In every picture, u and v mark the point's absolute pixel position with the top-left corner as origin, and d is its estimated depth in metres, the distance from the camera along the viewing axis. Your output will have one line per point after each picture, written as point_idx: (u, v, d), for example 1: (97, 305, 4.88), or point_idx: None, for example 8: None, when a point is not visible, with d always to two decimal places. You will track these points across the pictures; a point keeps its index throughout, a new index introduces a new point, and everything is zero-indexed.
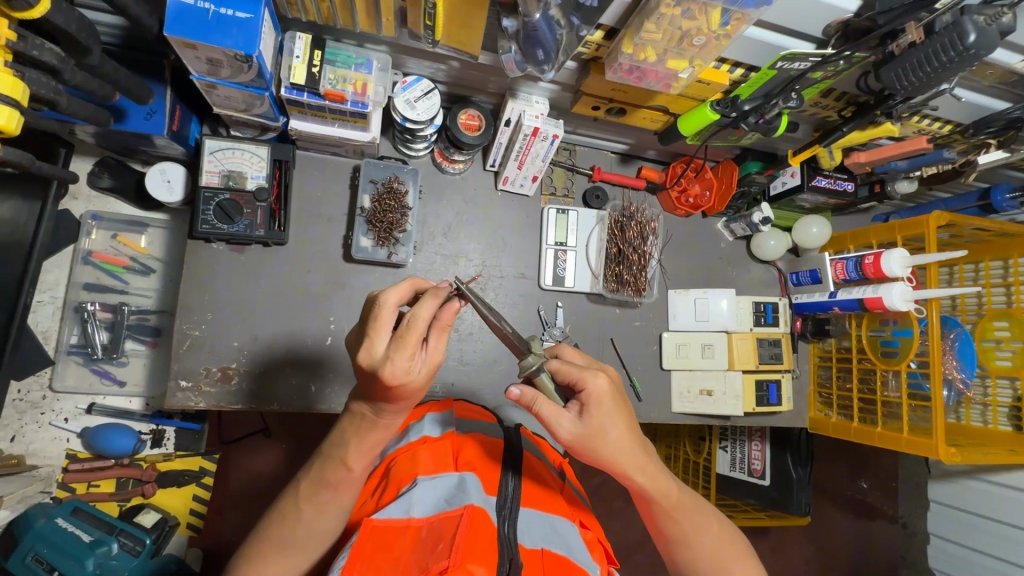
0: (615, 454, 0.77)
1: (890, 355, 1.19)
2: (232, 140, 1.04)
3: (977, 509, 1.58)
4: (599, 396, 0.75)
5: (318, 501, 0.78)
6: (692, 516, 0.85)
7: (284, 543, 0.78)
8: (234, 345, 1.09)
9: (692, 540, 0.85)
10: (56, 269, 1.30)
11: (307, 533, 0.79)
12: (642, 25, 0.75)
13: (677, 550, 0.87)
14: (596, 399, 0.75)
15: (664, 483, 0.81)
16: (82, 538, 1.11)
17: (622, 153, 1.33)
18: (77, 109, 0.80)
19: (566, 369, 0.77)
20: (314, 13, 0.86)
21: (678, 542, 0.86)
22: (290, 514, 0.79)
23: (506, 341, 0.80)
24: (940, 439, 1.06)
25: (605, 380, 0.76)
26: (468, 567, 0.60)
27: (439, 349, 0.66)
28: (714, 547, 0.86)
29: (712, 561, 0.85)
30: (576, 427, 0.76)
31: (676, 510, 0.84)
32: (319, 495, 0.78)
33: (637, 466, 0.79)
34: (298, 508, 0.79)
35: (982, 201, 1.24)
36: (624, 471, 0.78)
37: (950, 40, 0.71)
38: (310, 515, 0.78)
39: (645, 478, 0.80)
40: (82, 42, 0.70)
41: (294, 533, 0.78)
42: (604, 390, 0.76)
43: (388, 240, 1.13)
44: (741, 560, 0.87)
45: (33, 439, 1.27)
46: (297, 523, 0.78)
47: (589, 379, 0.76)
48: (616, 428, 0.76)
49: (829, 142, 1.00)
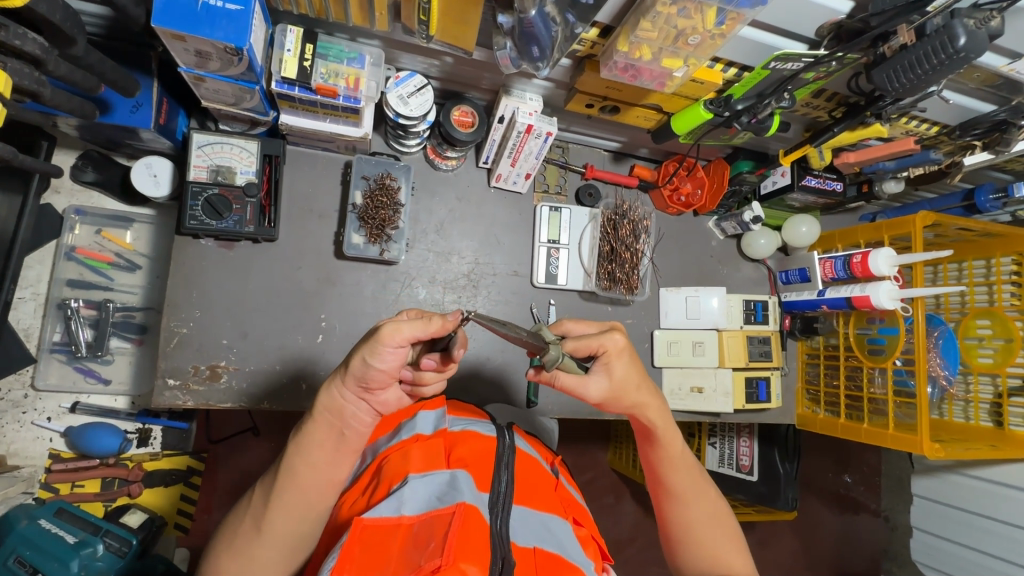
0: (634, 399, 0.82)
1: (876, 352, 1.20)
2: (220, 135, 1.02)
3: (955, 502, 1.62)
4: (621, 350, 0.80)
5: (284, 521, 0.76)
6: (692, 474, 0.88)
7: (230, 536, 0.78)
8: (223, 342, 1.07)
9: (689, 501, 0.88)
10: (38, 265, 1.27)
11: (250, 529, 0.77)
12: (637, 23, 0.75)
13: (670, 504, 0.89)
14: (617, 355, 0.79)
15: (672, 431, 0.86)
16: (67, 540, 1.09)
17: (615, 151, 1.33)
18: (61, 101, 0.78)
19: (583, 343, 0.78)
20: (305, 6, 0.85)
21: (676, 500, 0.88)
22: (244, 506, 0.80)
23: (518, 342, 0.77)
24: (924, 435, 1.08)
25: (625, 337, 0.80)
26: (461, 566, 0.60)
27: (395, 328, 0.67)
28: (708, 518, 0.88)
29: (700, 526, 0.88)
30: (603, 381, 0.79)
31: (678, 463, 0.88)
32: (265, 487, 0.78)
33: (653, 409, 0.84)
34: (249, 501, 0.79)
35: (967, 201, 1.26)
36: (640, 413, 0.84)
37: (941, 43, 0.72)
38: (254, 509, 0.77)
39: (659, 421, 0.85)
40: (66, 32, 0.68)
41: (241, 528, 0.78)
42: (624, 346, 0.80)
43: (380, 237, 1.12)
44: (729, 540, 0.88)
45: (13, 440, 1.24)
46: (244, 517, 0.79)
47: (608, 342, 0.78)
48: (636, 379, 0.81)
49: (821, 142, 1.00)
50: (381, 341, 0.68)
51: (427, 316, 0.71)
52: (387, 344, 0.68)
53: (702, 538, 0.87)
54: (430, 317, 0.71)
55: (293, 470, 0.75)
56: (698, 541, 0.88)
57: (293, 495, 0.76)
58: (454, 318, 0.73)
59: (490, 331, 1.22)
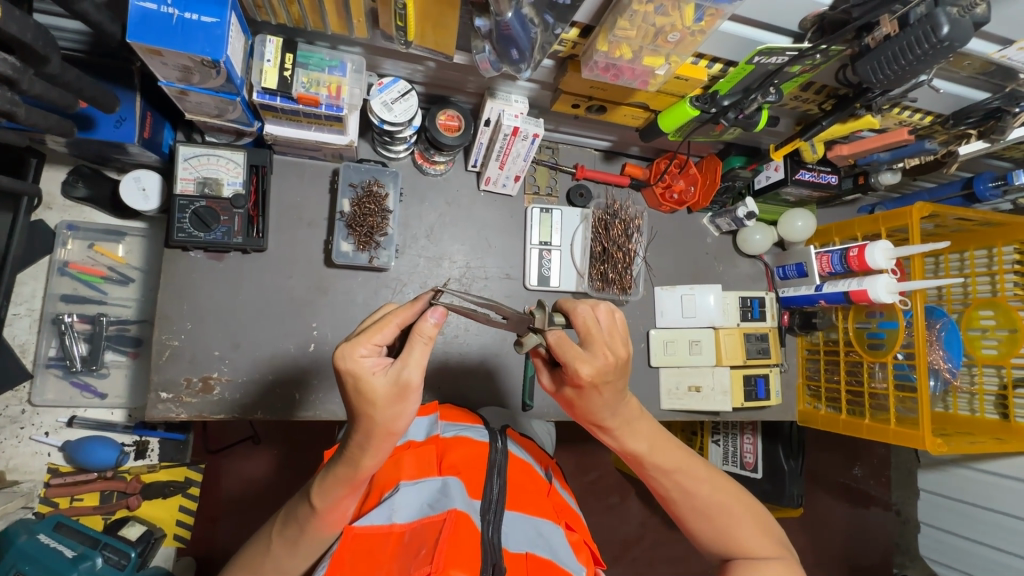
0: (592, 407, 0.79)
1: (876, 347, 1.19)
2: (207, 146, 1.02)
3: (965, 497, 1.59)
4: (579, 378, 0.74)
5: (295, 545, 0.78)
6: (681, 464, 0.85)
7: (254, 569, 0.80)
8: (215, 354, 1.07)
9: (687, 489, 0.85)
10: (32, 281, 1.28)
11: (274, 566, 0.80)
12: (615, 22, 0.74)
13: (674, 499, 0.86)
14: (576, 379, 0.75)
15: (637, 429, 0.83)
16: (66, 554, 1.09)
17: (606, 150, 1.32)
18: (39, 120, 0.78)
19: (558, 346, 0.75)
20: (283, 16, 0.85)
21: (675, 497, 0.86)
22: (263, 542, 0.81)
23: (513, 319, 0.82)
24: (927, 430, 1.07)
25: (592, 366, 0.73)
26: (451, 572, 0.59)
27: (415, 368, 0.67)
28: (713, 501, 0.85)
29: (709, 512, 0.84)
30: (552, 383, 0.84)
31: (660, 456, 0.84)
32: (288, 529, 0.78)
33: (607, 413, 0.80)
34: (269, 539, 0.80)
35: (966, 190, 1.24)
36: (595, 417, 0.81)
37: (924, 33, 0.71)
38: (277, 550, 0.79)
39: (618, 423, 0.82)
40: (39, 51, 0.68)
41: (262, 564, 0.80)
42: (587, 378, 0.74)
43: (369, 244, 1.12)
44: (745, 518, 0.84)
45: (12, 455, 1.25)
46: (266, 555, 0.80)
47: (570, 365, 0.74)
48: (597, 395, 0.77)
49: (810, 135, 0.99)
50: (412, 391, 0.67)
51: (412, 335, 0.67)
52: (417, 389, 0.67)
53: (717, 523, 0.84)
54: (419, 335, 0.67)
55: (318, 514, 0.75)
56: (710, 525, 0.85)
57: (320, 522, 0.76)
58: (436, 321, 0.68)
59: (483, 335, 1.21)
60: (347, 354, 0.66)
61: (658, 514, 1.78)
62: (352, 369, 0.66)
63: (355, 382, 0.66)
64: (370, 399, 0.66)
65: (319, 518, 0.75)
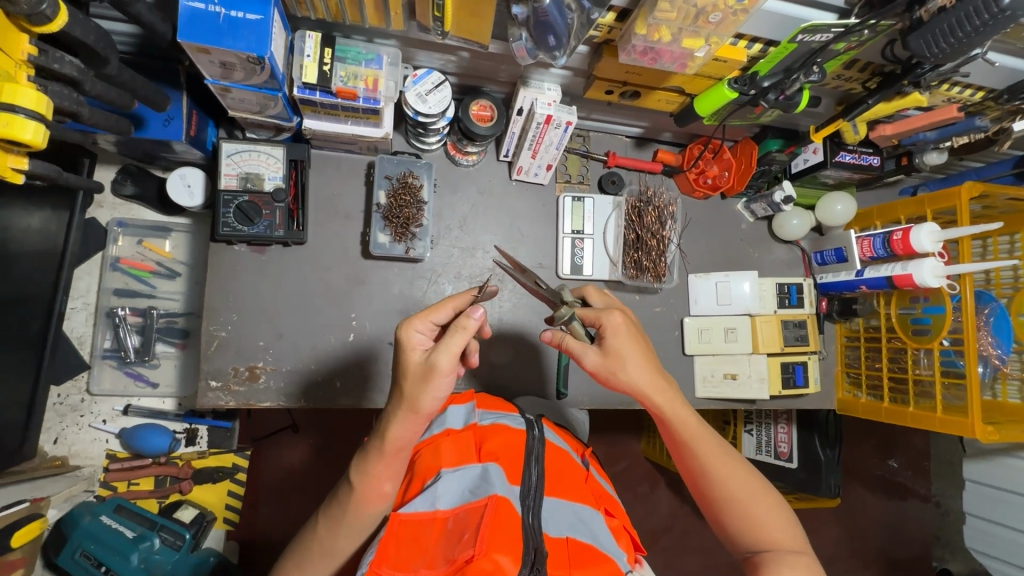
0: (634, 369, 0.84)
1: (920, 333, 1.14)
2: (248, 142, 1.05)
3: (1010, 487, 1.55)
4: (615, 328, 0.84)
5: (342, 530, 0.79)
6: (713, 446, 0.85)
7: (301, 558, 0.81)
8: (260, 344, 1.11)
9: (717, 472, 0.84)
10: (87, 276, 1.34)
11: (320, 549, 0.81)
12: (655, 5, 0.73)
13: (703, 481, 0.85)
14: (613, 330, 0.84)
15: (675, 399, 0.86)
16: (126, 534, 1.18)
17: (637, 137, 1.31)
18: (99, 120, 0.82)
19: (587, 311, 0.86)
20: (322, 10, 0.86)
21: (705, 478, 0.85)
22: (310, 529, 0.82)
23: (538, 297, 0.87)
24: (977, 418, 1.03)
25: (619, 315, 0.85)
26: (494, 557, 0.61)
27: (446, 355, 0.67)
28: (742, 487, 0.83)
29: (739, 499, 0.83)
30: (598, 357, 0.84)
31: (694, 435, 0.85)
32: (331, 511, 0.80)
33: (651, 378, 0.85)
34: (316, 524, 0.81)
35: (1017, 169, 1.18)
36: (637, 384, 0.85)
37: (984, 2, 0.69)
38: (323, 534, 0.80)
39: (661, 391, 0.86)
40: (100, 52, 0.71)
41: (309, 550, 0.81)
42: (620, 323, 0.84)
43: (405, 235, 1.13)
44: (773, 509, 0.82)
45: (74, 441, 1.31)
46: (312, 541, 0.81)
47: (604, 317, 0.84)
48: (634, 347, 0.84)
49: (854, 115, 0.96)
50: (437, 376, 0.68)
51: (453, 327, 0.68)
52: (445, 375, 0.68)
53: (744, 512, 0.82)
54: (459, 328, 0.67)
55: (355, 493, 0.77)
56: (737, 513, 0.83)
57: (365, 505, 0.78)
58: (477, 319, 0.67)
59: (517, 324, 1.22)
60: (405, 326, 0.73)
61: (688, 504, 1.77)
62: (404, 341, 0.73)
63: (400, 352, 0.73)
64: (407, 372, 0.71)
65: (357, 496, 0.77)
